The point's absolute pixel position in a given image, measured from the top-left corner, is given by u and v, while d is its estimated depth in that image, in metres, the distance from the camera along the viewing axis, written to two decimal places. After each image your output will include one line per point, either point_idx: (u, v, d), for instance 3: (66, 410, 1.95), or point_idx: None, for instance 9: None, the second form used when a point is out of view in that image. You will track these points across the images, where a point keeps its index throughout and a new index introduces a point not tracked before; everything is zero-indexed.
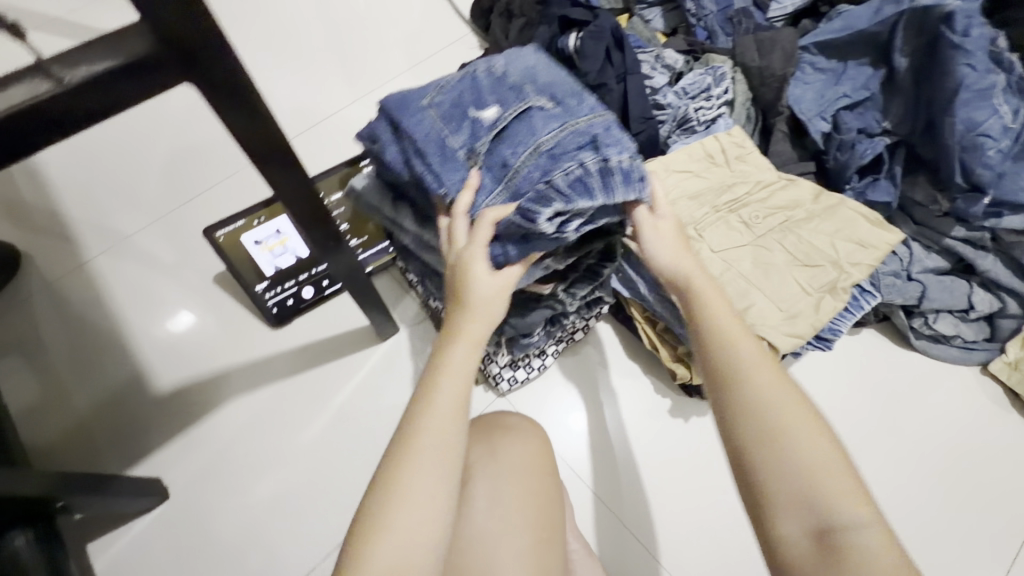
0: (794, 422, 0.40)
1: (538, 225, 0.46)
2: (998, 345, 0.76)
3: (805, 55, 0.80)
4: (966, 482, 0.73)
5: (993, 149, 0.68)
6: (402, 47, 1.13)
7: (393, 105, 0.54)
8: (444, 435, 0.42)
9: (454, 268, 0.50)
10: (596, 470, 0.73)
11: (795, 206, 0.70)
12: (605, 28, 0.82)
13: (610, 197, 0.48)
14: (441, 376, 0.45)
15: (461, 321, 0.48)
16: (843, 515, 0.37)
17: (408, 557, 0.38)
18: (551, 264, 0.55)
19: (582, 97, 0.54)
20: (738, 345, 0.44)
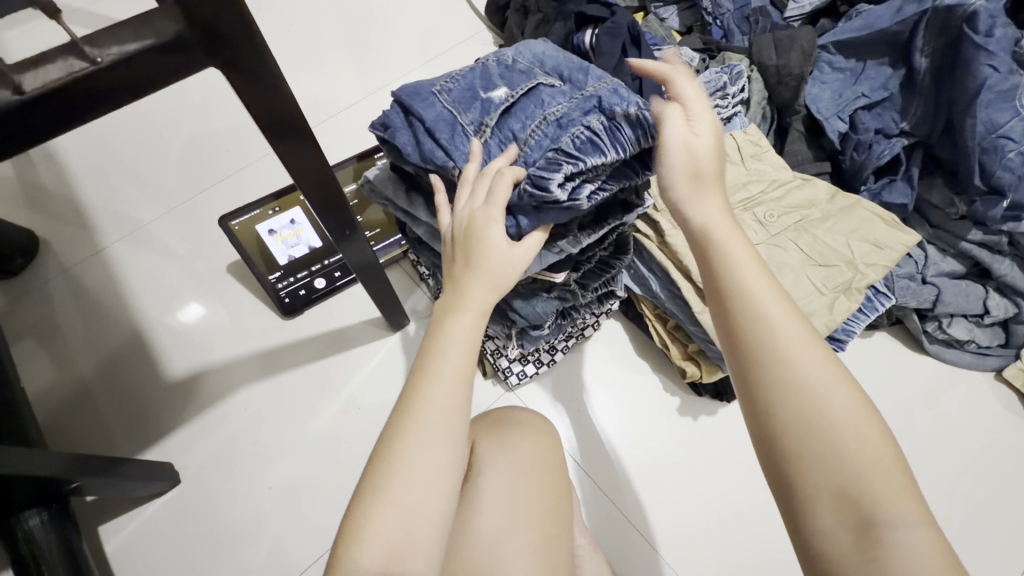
0: (834, 415, 0.38)
1: (551, 191, 0.46)
2: (1012, 351, 0.76)
3: (823, 54, 0.80)
4: (979, 490, 0.72)
5: (1014, 152, 0.67)
6: (417, 42, 1.13)
7: (404, 92, 0.53)
8: (446, 414, 0.42)
9: (463, 232, 0.49)
10: (603, 467, 0.73)
11: (810, 206, 0.69)
12: (621, 25, 0.83)
13: (622, 152, 0.48)
14: (446, 345, 0.45)
15: (465, 290, 0.47)
16: (888, 513, 0.36)
17: (407, 535, 0.39)
18: (564, 247, 0.55)
19: (588, 71, 0.54)
20: (770, 328, 0.40)
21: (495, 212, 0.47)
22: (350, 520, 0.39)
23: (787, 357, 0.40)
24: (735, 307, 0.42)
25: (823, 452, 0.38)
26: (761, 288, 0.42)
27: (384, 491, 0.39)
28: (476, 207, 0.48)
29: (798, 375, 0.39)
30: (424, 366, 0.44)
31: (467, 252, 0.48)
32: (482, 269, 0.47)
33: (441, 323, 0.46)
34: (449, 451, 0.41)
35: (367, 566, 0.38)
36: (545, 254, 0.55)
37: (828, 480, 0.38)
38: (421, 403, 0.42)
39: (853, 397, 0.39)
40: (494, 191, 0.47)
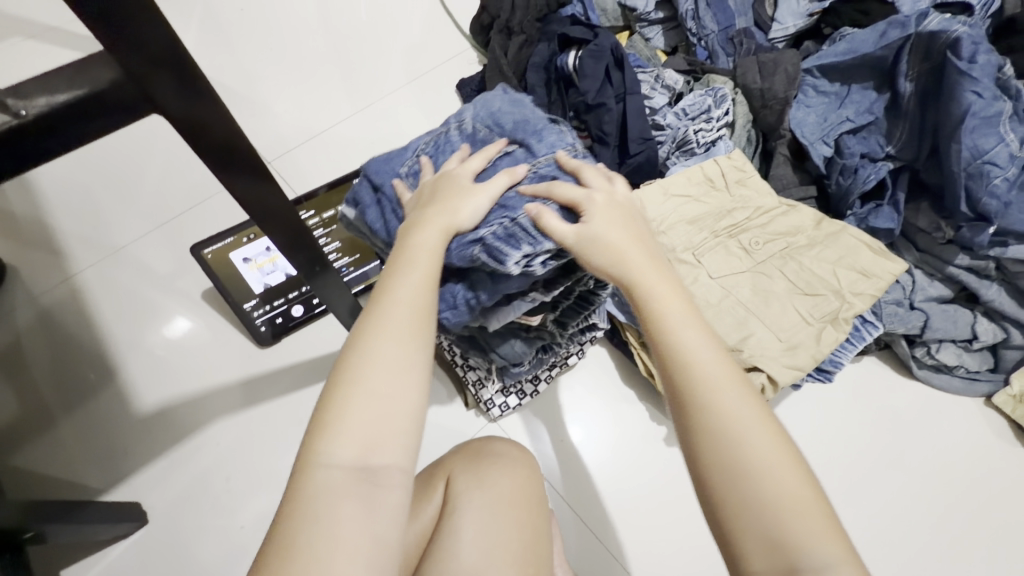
0: (761, 459, 0.38)
1: (505, 267, 0.45)
2: (1001, 376, 0.75)
3: (807, 78, 0.79)
4: (972, 522, 0.70)
5: (1000, 178, 0.66)
6: (401, 61, 1.12)
7: (372, 171, 0.54)
8: (416, 310, 0.42)
9: (435, 182, 0.49)
10: (588, 500, 0.71)
11: (795, 232, 0.68)
12: (605, 47, 0.82)
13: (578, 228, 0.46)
14: (414, 250, 0.45)
15: (426, 218, 0.47)
16: (820, 562, 0.35)
17: (380, 424, 0.37)
18: (537, 297, 0.52)
19: (544, 133, 0.52)
20: (701, 374, 0.40)
21: (465, 172, 0.49)
22: (320, 419, 0.37)
23: (715, 397, 0.40)
24: (665, 351, 0.42)
25: (751, 500, 0.37)
26: (692, 330, 0.42)
27: (352, 379, 0.38)
28: (450, 173, 0.50)
29: (726, 420, 0.39)
30: (388, 279, 0.44)
31: (435, 196, 0.48)
32: (443, 203, 0.47)
33: (404, 244, 0.46)
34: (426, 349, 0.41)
35: (343, 460, 0.35)
36: (518, 304, 0.51)
37: (757, 533, 0.36)
38: (392, 300, 0.42)
39: (784, 442, 0.39)
40: (468, 163, 0.50)
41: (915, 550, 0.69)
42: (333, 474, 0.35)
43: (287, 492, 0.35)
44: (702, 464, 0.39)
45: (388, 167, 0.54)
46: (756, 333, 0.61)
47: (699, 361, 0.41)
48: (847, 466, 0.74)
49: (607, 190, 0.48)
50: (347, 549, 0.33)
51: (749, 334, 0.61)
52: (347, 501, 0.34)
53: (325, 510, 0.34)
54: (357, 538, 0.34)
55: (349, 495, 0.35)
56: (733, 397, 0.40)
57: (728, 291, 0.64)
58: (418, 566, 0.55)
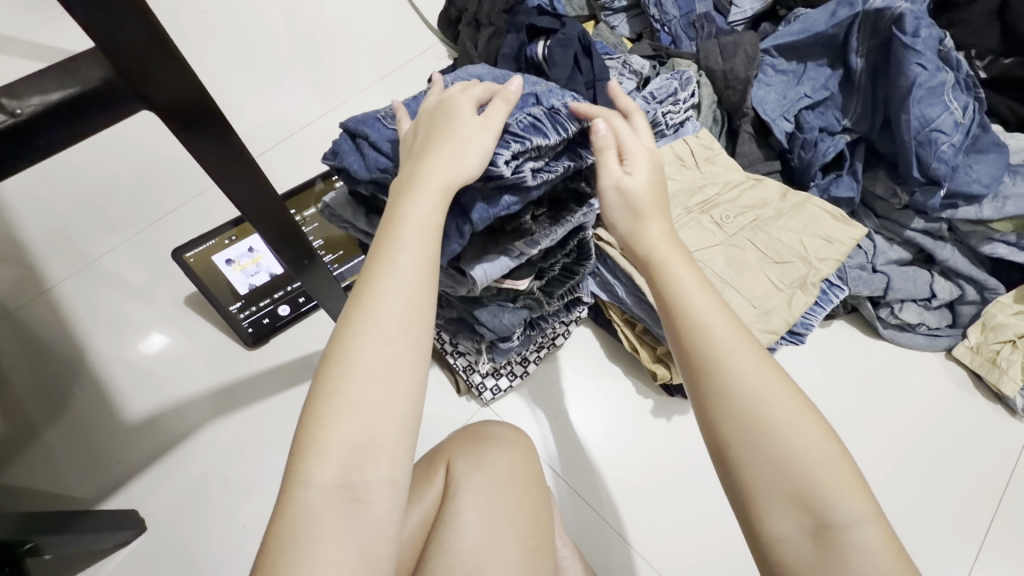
0: (780, 420, 0.41)
1: (497, 167, 0.46)
2: (959, 331, 0.81)
3: (766, 58, 0.82)
4: (940, 469, 0.75)
5: (947, 144, 0.70)
6: (371, 58, 1.12)
7: (355, 121, 0.56)
8: (405, 312, 0.41)
9: (433, 114, 0.48)
10: (582, 475, 0.74)
11: (764, 205, 0.71)
12: (572, 36, 0.85)
13: (563, 133, 0.49)
14: (402, 229, 0.43)
15: (428, 170, 0.44)
16: (843, 511, 0.38)
17: (366, 434, 0.38)
18: (523, 250, 0.56)
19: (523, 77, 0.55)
20: (717, 340, 0.43)
21: (466, 97, 0.48)
22: (304, 435, 0.38)
23: (733, 362, 0.42)
24: (680, 319, 0.44)
25: (772, 457, 0.40)
26: (704, 299, 0.45)
27: (334, 392, 0.38)
28: (449, 98, 0.48)
29: (742, 384, 0.42)
30: (373, 266, 0.42)
31: (431, 130, 0.46)
32: (444, 145, 0.45)
33: (392, 219, 0.43)
34: (408, 350, 0.40)
35: (326, 479, 0.37)
36: (502, 259, 0.56)
37: (779, 487, 0.40)
38: (374, 299, 0.41)
39: (799, 401, 0.42)
40: (469, 89, 0.49)
41: (891, 500, 0.73)
42: (318, 491, 0.37)
43: (275, 508, 0.37)
44: (722, 428, 0.42)
45: (372, 118, 0.56)
46: (732, 301, 0.65)
47: (714, 330, 0.43)
48: None
49: (648, 141, 0.51)
50: (334, 563, 0.35)
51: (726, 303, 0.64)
52: (332, 517, 0.36)
53: (312, 529, 0.36)
54: (344, 549, 0.36)
55: (335, 510, 0.36)
56: (749, 363, 0.42)
57: (703, 263, 0.67)
58: (423, 549, 0.57)
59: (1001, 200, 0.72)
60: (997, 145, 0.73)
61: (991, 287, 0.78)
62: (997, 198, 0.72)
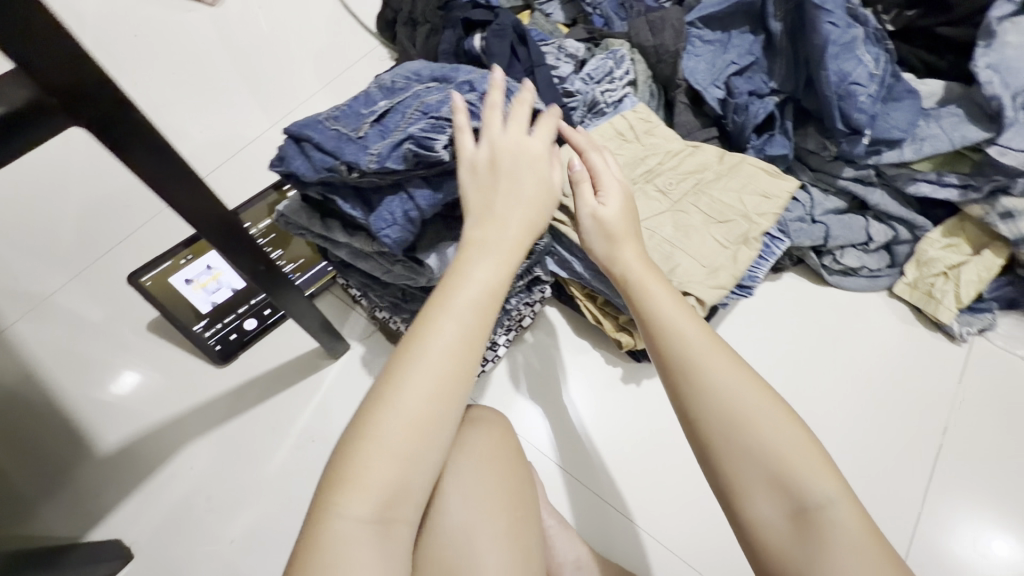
0: (752, 412, 0.48)
1: (436, 151, 0.49)
2: (898, 269, 0.88)
3: (692, 30, 0.84)
4: (885, 399, 0.82)
5: (864, 95, 0.75)
6: (312, 67, 1.12)
7: (297, 126, 0.58)
8: (444, 362, 0.47)
9: (512, 161, 0.53)
10: (563, 438, 0.77)
11: (703, 169, 0.75)
12: (506, 26, 0.86)
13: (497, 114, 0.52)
14: (453, 285, 0.50)
15: (511, 232, 0.53)
16: (817, 494, 0.45)
17: (394, 471, 0.44)
18: None
19: (459, 70, 0.60)
20: (692, 350, 0.51)
21: (537, 147, 0.55)
22: (342, 471, 0.44)
23: (711, 369, 0.50)
24: (660, 335, 0.53)
25: (747, 446, 0.47)
26: (679, 313, 0.53)
27: (370, 433, 0.44)
28: (524, 145, 0.54)
29: (718, 385, 0.49)
30: (431, 318, 0.48)
31: (507, 179, 0.53)
32: (518, 205, 0.54)
33: (455, 276, 0.51)
34: (444, 394, 0.47)
35: (357, 512, 0.43)
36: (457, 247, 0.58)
37: (756, 472, 0.47)
38: (419, 348, 0.47)
39: (770, 397, 0.49)
40: (537, 136, 0.56)
41: (841, 432, 0.80)
42: (349, 525, 0.43)
43: (311, 534, 0.42)
44: (705, 427, 0.49)
45: (312, 121, 0.58)
46: (682, 264, 0.68)
47: (689, 338, 0.52)
48: (780, 372, 0.84)
49: (619, 175, 0.63)
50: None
51: (676, 266, 0.68)
52: (369, 542, 0.43)
53: (346, 553, 0.42)
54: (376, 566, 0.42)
55: (366, 537, 0.43)
56: (723, 365, 0.50)
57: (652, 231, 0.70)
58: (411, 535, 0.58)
59: (918, 142, 0.77)
60: (909, 92, 0.78)
61: (920, 226, 0.84)
62: (915, 140, 0.77)
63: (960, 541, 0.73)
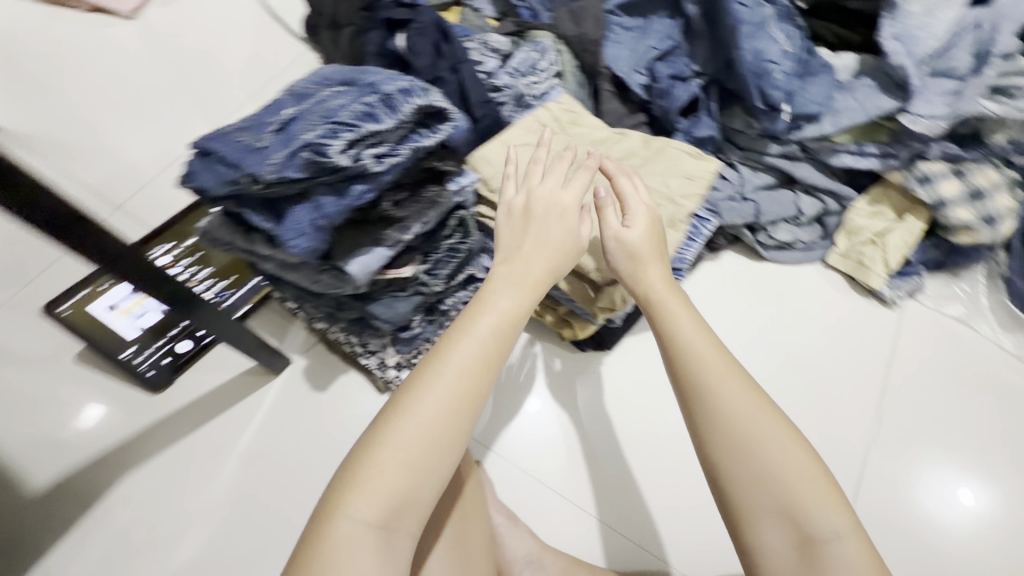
0: (766, 438, 0.50)
1: (331, 158, 0.46)
2: (829, 240, 0.91)
3: (612, 17, 0.85)
4: (819, 368, 0.86)
5: (779, 72, 0.77)
6: (240, 77, 1.09)
7: (205, 140, 0.56)
8: (464, 382, 0.50)
9: (543, 206, 0.62)
10: (580, 438, 0.77)
11: (629, 155, 0.75)
12: (428, 23, 0.85)
13: (398, 115, 0.49)
14: (481, 309, 0.54)
15: (538, 263, 0.59)
16: (827, 527, 0.48)
17: (404, 484, 0.47)
18: (397, 237, 0.58)
19: (371, 72, 0.58)
20: (709, 374, 0.53)
21: (570, 195, 0.62)
22: (352, 475, 0.47)
23: (725, 394, 0.52)
24: (673, 350, 0.56)
25: (757, 473, 0.50)
26: (698, 335, 0.56)
27: (385, 439, 0.48)
28: (556, 195, 0.62)
29: (730, 410, 0.52)
30: (457, 334, 0.52)
31: (536, 223, 0.61)
32: (542, 242, 0.60)
33: (482, 300, 0.55)
34: (467, 412, 0.50)
35: (363, 518, 0.45)
36: (379, 250, 0.57)
37: (768, 501, 0.49)
38: (438, 368, 0.50)
39: (785, 426, 0.51)
40: (571, 184, 0.63)
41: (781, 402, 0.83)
42: (356, 526, 0.45)
43: (317, 531, 0.46)
44: (716, 448, 0.52)
45: (220, 134, 0.56)
46: None
47: (704, 356, 0.54)
48: None
49: (646, 198, 0.64)
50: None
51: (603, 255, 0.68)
52: (369, 549, 0.45)
53: (345, 557, 0.44)
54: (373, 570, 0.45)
55: (366, 544, 0.45)
56: (736, 388, 0.52)
57: None
58: None
59: (836, 114, 0.79)
60: (824, 67, 0.80)
61: (847, 196, 0.87)
62: (833, 112, 0.79)
63: (929, 492, 0.78)
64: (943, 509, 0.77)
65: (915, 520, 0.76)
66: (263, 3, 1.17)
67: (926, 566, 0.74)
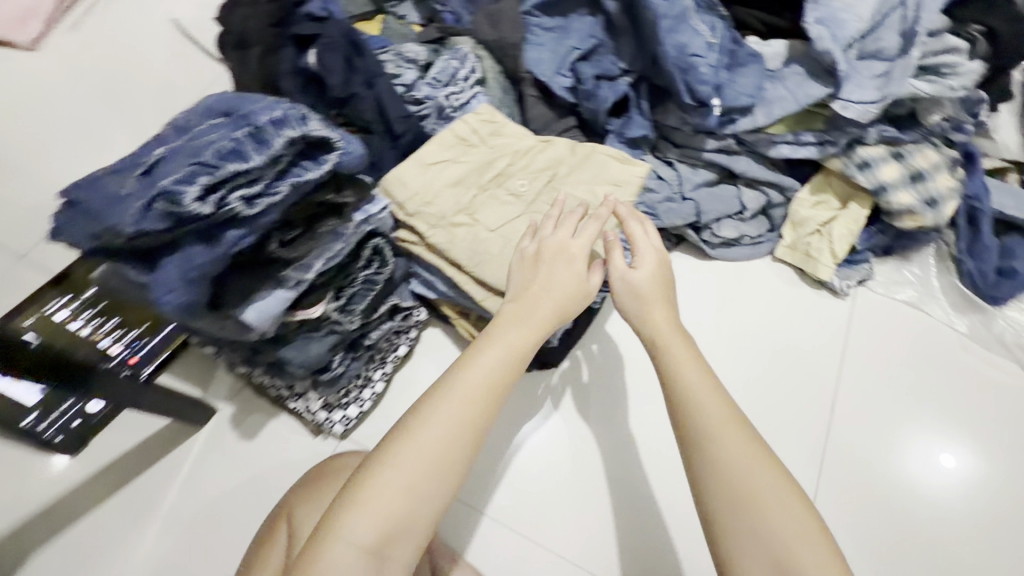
0: (766, 493, 0.49)
1: (187, 206, 0.41)
2: (777, 233, 0.88)
3: (530, 19, 0.81)
4: (774, 366, 0.83)
5: (705, 66, 0.73)
6: (154, 105, 1.03)
7: (71, 186, 0.51)
8: (471, 416, 0.50)
9: (552, 251, 0.61)
10: (592, 454, 0.77)
11: (556, 163, 0.71)
12: (336, 36, 0.78)
13: (269, 150, 0.45)
14: (491, 343, 0.54)
15: (544, 305, 0.58)
16: None
17: (398, 516, 0.46)
18: (298, 278, 0.54)
19: (256, 99, 0.53)
20: (710, 417, 0.53)
21: (580, 242, 0.61)
22: (349, 496, 0.46)
23: (723, 440, 0.51)
24: (671, 384, 0.56)
25: (755, 527, 0.48)
26: (700, 377, 0.55)
27: (388, 460, 0.47)
28: (566, 243, 0.61)
29: (727, 456, 0.51)
30: (465, 366, 0.52)
31: (545, 267, 0.60)
32: (550, 286, 0.59)
33: (490, 334, 0.55)
34: (470, 446, 0.49)
35: (357, 540, 0.44)
36: (276, 294, 0.53)
37: (762, 556, 0.47)
38: (445, 400, 0.50)
39: (784, 478, 0.50)
40: (583, 233, 0.62)
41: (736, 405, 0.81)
42: (347, 549, 0.44)
43: (311, 548, 0.44)
44: (713, 493, 0.50)
45: (86, 178, 0.51)
46: None
47: (706, 401, 0.53)
48: None
49: (657, 243, 0.63)
50: None
51: None
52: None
53: None
54: None
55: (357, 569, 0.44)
56: (737, 441, 0.51)
57: (506, 239, 0.67)
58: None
59: (768, 105, 0.76)
60: (752, 56, 0.77)
61: (790, 186, 0.84)
62: (764, 103, 0.76)
63: (915, 458, 0.77)
64: (928, 474, 0.76)
65: (903, 492, 0.75)
66: (178, 24, 1.11)
67: (894, 560, 0.72)
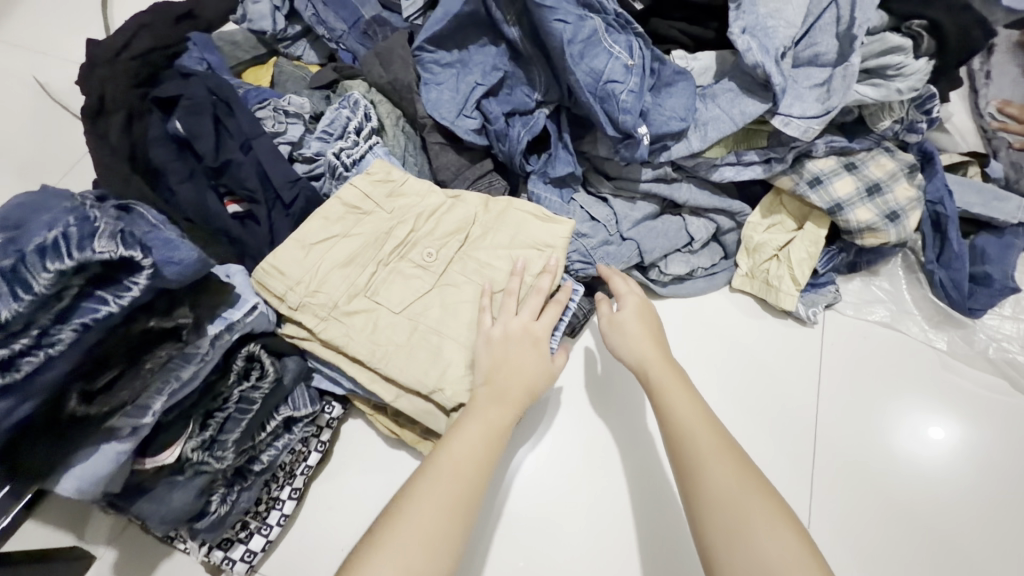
0: (761, 532, 0.43)
1: None
2: (732, 261, 0.80)
3: (424, 55, 0.69)
4: (749, 413, 0.73)
5: (625, 92, 0.64)
6: (17, 185, 0.89)
7: None
8: (461, 489, 0.46)
9: (520, 336, 0.55)
10: (614, 482, 0.64)
11: (467, 224, 0.61)
12: (201, 98, 0.69)
13: (31, 293, 0.35)
14: (474, 415, 0.50)
15: (518, 379, 0.52)
16: None
17: None
18: (135, 430, 0.42)
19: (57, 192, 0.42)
20: (700, 443, 0.49)
21: (544, 326, 0.56)
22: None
23: (711, 468, 0.48)
24: (660, 408, 0.53)
25: (749, 558, 0.43)
26: (688, 404, 0.52)
27: (381, 541, 0.43)
28: (528, 327, 0.55)
29: (716, 481, 0.47)
30: (452, 435, 0.49)
31: (510, 351, 0.54)
32: (519, 372, 0.53)
33: (473, 405, 0.51)
34: (459, 526, 0.44)
35: None
36: (115, 454, 0.42)
37: None
38: (437, 474, 0.46)
39: (774, 504, 0.45)
40: (544, 318, 0.56)
41: None
42: None
43: None
44: (706, 520, 0.46)
45: None
46: (452, 361, 0.55)
47: (695, 424, 0.51)
48: None
49: (638, 286, 0.63)
50: None
51: (444, 367, 0.55)
52: None
53: None
54: None
55: None
56: (732, 473, 0.47)
57: (414, 323, 0.56)
58: None
59: (702, 127, 0.67)
60: (679, 73, 0.67)
61: (739, 211, 0.76)
62: (699, 126, 0.67)
63: (901, 432, 0.71)
64: (917, 448, 0.70)
65: (923, 517, 0.67)
66: (45, 88, 0.98)
67: None
